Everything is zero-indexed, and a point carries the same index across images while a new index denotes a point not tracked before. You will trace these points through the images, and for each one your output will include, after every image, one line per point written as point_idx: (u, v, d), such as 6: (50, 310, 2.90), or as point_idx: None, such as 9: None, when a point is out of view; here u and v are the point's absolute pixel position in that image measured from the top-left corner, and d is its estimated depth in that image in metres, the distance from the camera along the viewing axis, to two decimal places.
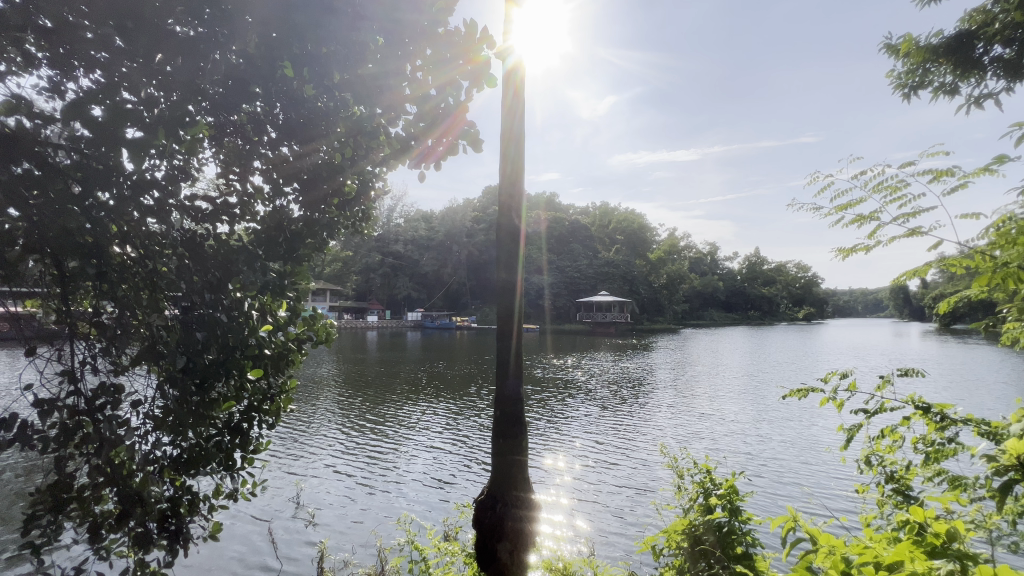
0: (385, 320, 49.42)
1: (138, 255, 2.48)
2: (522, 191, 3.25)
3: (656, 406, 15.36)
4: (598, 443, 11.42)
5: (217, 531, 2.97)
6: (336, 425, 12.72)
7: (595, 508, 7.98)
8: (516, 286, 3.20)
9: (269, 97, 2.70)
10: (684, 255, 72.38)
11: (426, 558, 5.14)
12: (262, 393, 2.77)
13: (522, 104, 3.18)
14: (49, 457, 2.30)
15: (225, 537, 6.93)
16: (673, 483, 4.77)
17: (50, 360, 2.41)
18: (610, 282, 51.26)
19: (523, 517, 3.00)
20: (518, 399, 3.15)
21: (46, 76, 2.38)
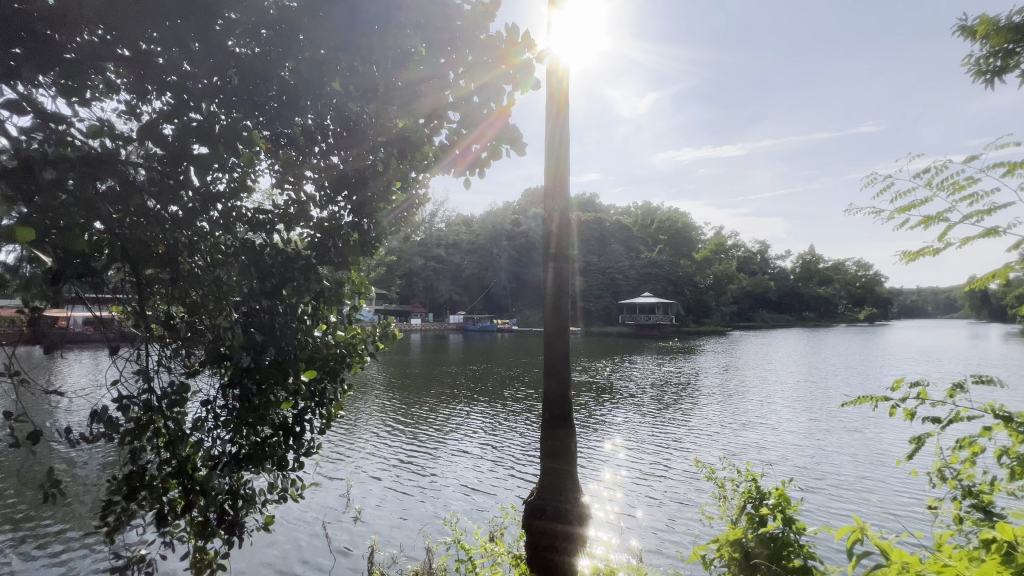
0: (428, 324, 50.46)
1: (206, 263, 2.67)
2: (565, 191, 3.20)
3: (702, 412, 14.82)
4: (642, 451, 11.15)
5: (270, 524, 3.10)
6: (381, 426, 13.18)
7: (639, 518, 7.79)
8: (562, 287, 3.17)
9: (319, 111, 2.78)
10: (732, 255, 69.53)
11: (473, 558, 5.17)
12: (317, 397, 2.88)
13: (563, 104, 3.15)
14: (126, 448, 2.50)
15: (280, 534, 7.27)
16: (723, 491, 4.58)
17: (131, 360, 2.63)
18: (653, 283, 50.03)
19: (575, 521, 2.96)
20: (564, 401, 3.12)
21: (124, 100, 2.60)
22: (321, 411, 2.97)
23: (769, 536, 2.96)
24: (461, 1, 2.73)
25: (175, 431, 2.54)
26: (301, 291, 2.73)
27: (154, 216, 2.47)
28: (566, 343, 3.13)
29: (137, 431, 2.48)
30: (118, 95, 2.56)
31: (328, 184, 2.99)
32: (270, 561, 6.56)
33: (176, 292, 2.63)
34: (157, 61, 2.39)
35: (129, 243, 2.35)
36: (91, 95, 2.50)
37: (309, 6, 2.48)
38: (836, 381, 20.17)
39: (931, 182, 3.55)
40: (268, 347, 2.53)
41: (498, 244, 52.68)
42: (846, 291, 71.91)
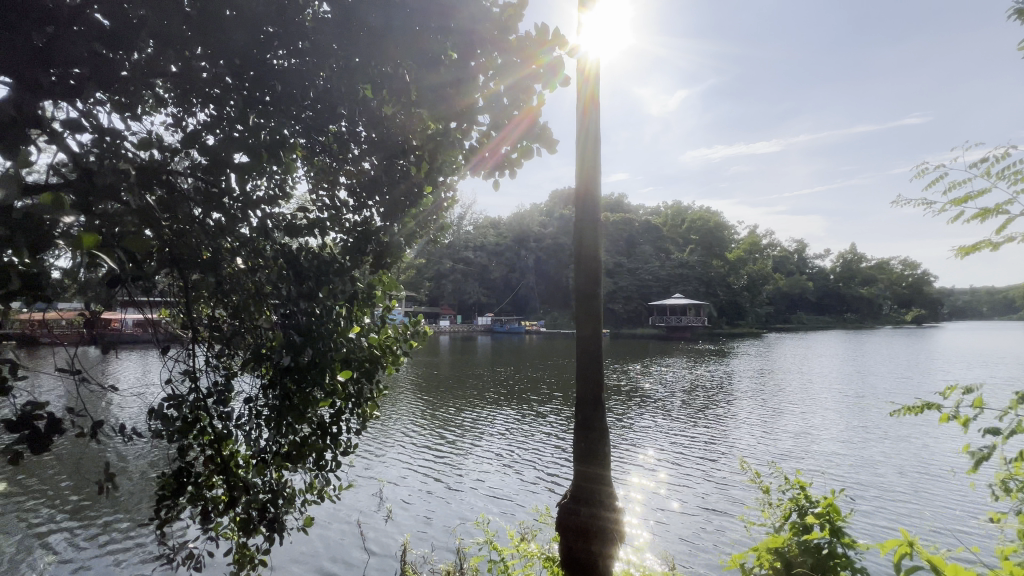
0: (457, 326, 50.95)
1: (247, 268, 2.77)
2: (596, 190, 3.14)
3: (736, 418, 14.39)
4: (674, 456, 10.93)
5: (308, 523, 3.18)
6: (411, 427, 13.42)
7: (672, 526, 7.63)
8: (596, 289, 3.09)
9: (353, 117, 2.86)
10: (768, 254, 67.25)
11: (506, 559, 5.17)
12: (353, 398, 2.95)
13: (593, 102, 3.12)
14: (174, 445, 2.62)
15: (315, 532, 7.48)
16: (762, 500, 4.44)
17: (180, 361, 2.76)
18: (684, 284, 48.97)
19: (608, 522, 2.95)
20: (596, 403, 3.09)
21: (172, 112, 2.74)
22: (357, 411, 3.04)
23: (814, 545, 2.87)
24: (490, 4, 2.74)
25: (219, 429, 2.64)
26: (337, 293, 2.81)
27: (199, 222, 2.58)
28: (599, 346, 3.07)
29: (185, 429, 2.59)
30: (166, 107, 2.71)
31: (360, 188, 3.06)
32: (307, 558, 6.78)
33: (220, 296, 2.75)
34: (201, 75, 2.49)
35: (177, 250, 2.45)
36: (142, 110, 2.63)
37: (341, 17, 2.54)
38: (881, 386, 19.20)
39: (988, 176, 3.34)
40: (306, 347, 2.59)
41: (526, 245, 52.72)
42: (891, 291, 68.47)
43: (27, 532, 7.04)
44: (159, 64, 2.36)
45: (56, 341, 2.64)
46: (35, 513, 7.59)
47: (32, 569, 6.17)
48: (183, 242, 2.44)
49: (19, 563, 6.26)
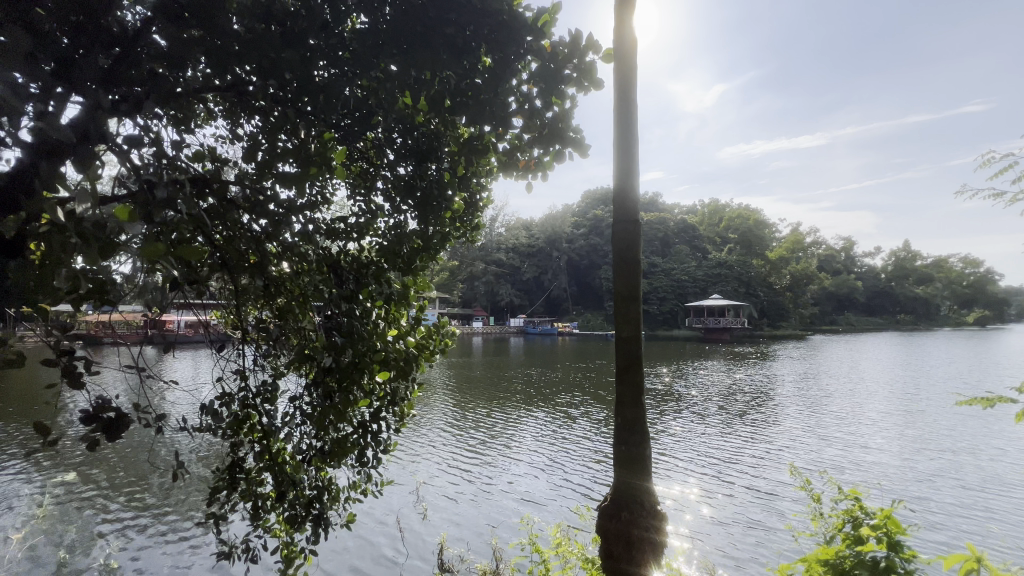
0: (490, 327, 51.42)
1: (292, 271, 2.90)
2: (636, 188, 3.06)
3: (779, 424, 13.88)
4: (713, 463, 10.64)
5: (351, 521, 3.26)
6: (446, 427, 13.65)
7: (714, 535, 7.43)
8: (638, 289, 2.98)
9: (389, 124, 2.91)
10: (812, 253, 64.59)
11: (546, 560, 5.15)
12: (391, 397, 3.02)
13: (631, 98, 3.05)
14: (227, 441, 2.76)
15: (357, 529, 7.71)
16: (814, 508, 4.27)
17: (232, 360, 2.92)
18: (721, 285, 47.73)
19: (651, 526, 2.88)
20: (638, 406, 3.00)
21: (223, 123, 2.90)
22: (396, 410, 3.11)
23: (869, 558, 2.72)
24: (525, 10, 2.72)
25: (268, 426, 2.78)
26: (375, 294, 2.89)
27: (245, 228, 2.70)
28: (639, 346, 2.99)
29: (236, 424, 2.74)
30: (218, 119, 2.87)
31: (395, 193, 3.10)
32: (348, 553, 6.99)
33: (267, 298, 2.89)
34: (247, 88, 2.58)
35: (226, 253, 2.61)
36: (195, 123, 2.81)
37: (380, 28, 2.54)
38: (941, 391, 18.00)
39: None
40: (347, 348, 2.66)
41: (558, 247, 52.67)
42: (949, 290, 64.37)
43: (96, 520, 7.57)
44: (210, 82, 2.41)
45: (122, 342, 2.84)
46: (103, 501, 8.20)
47: (100, 554, 6.67)
48: (231, 246, 2.56)
49: (89, 548, 6.78)
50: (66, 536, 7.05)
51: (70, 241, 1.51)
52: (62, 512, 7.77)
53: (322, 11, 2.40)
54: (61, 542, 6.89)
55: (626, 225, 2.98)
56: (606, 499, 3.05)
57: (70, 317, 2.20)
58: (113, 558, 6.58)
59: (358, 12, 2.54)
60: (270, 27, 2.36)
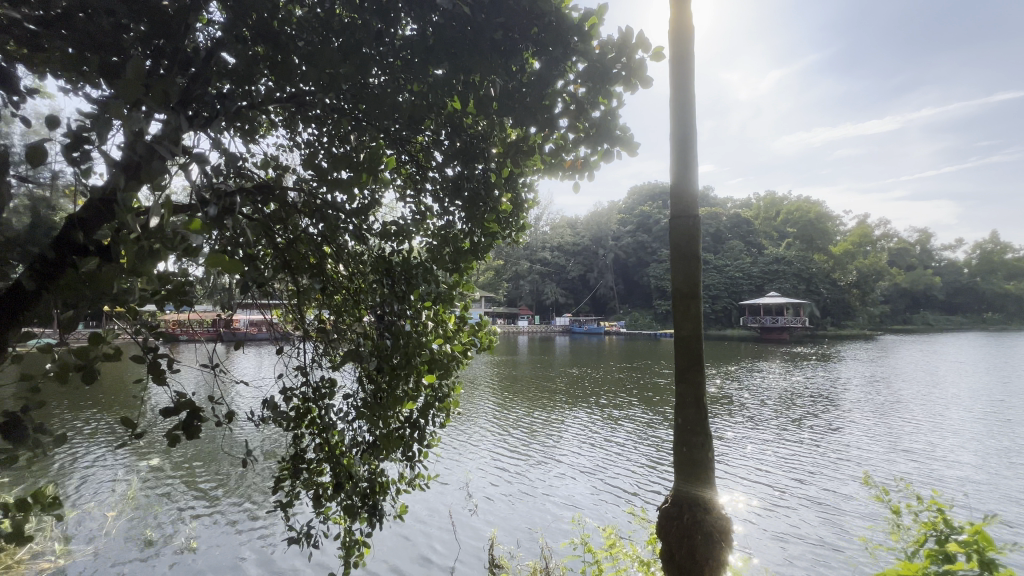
0: (536, 326, 51.48)
1: (347, 273, 3.02)
2: (693, 182, 2.94)
3: (846, 430, 13.01)
4: (773, 471, 10.13)
5: (403, 512, 3.32)
6: (493, 425, 13.80)
7: (777, 547, 7.08)
8: (696, 286, 2.85)
9: (438, 128, 2.95)
10: (882, 247, 60.12)
11: (599, 560, 5.07)
12: (436, 395, 3.05)
13: (689, 89, 2.94)
14: (289, 433, 2.91)
15: (411, 522, 7.93)
16: (892, 521, 3.96)
17: (293, 357, 3.06)
18: (779, 282, 45.37)
19: (715, 531, 2.76)
20: (699, 406, 2.87)
21: (284, 132, 3.05)
22: (442, 408, 3.15)
23: None
24: (572, 11, 2.60)
25: (325, 421, 2.90)
26: (425, 295, 2.89)
27: (303, 231, 2.82)
28: (700, 346, 2.86)
29: (296, 418, 2.88)
30: (280, 129, 3.02)
31: (444, 194, 3.15)
32: (403, 547, 7.21)
33: (326, 297, 3.03)
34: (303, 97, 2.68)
35: (288, 255, 2.75)
36: (260, 132, 2.97)
37: (426, 31, 2.51)
38: None
39: None
40: (396, 351, 2.69)
41: (605, 245, 51.96)
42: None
43: (176, 503, 8.22)
44: (272, 94, 2.51)
45: (197, 339, 3.05)
46: (183, 486, 8.89)
47: (182, 533, 7.25)
48: (292, 249, 2.71)
49: (172, 528, 7.38)
50: (152, 516, 7.72)
51: (139, 250, 1.54)
52: (149, 494, 8.51)
53: (375, 22, 2.44)
54: (148, 522, 7.53)
55: (684, 220, 2.87)
56: (667, 501, 2.96)
57: (154, 316, 2.36)
58: (193, 538, 7.14)
59: (408, 20, 2.52)
60: (331, 41, 2.43)
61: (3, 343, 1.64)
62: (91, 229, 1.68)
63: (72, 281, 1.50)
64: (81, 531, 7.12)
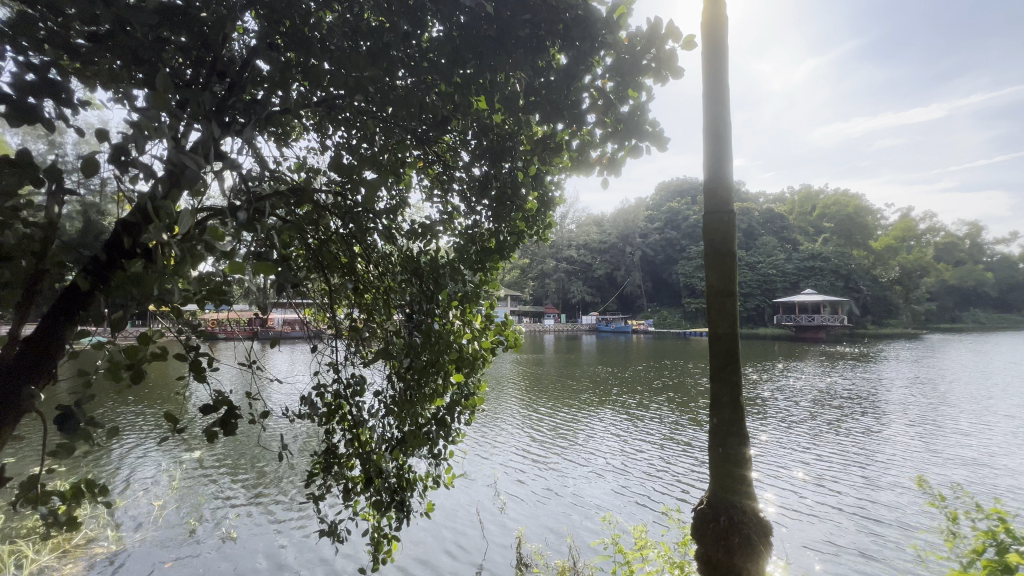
0: (562, 324, 51.22)
1: (377, 272, 3.07)
2: (726, 175, 2.86)
3: (889, 434, 12.45)
4: (809, 476, 9.79)
5: (430, 509, 3.35)
6: (519, 424, 13.84)
7: (815, 555, 6.84)
8: (729, 282, 2.77)
9: (464, 127, 2.95)
10: (927, 242, 57.23)
11: (630, 561, 5.00)
12: (463, 393, 3.07)
13: (723, 80, 2.86)
14: (321, 428, 2.98)
15: (440, 519, 8.02)
16: (945, 529, 3.76)
17: (326, 355, 3.15)
18: (815, 279, 43.74)
19: (753, 533, 2.69)
20: (735, 407, 2.80)
21: (316, 136, 3.12)
22: (468, 405, 3.16)
23: None
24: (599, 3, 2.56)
25: (356, 417, 2.96)
26: (452, 294, 2.91)
27: (334, 232, 2.88)
28: (735, 344, 2.78)
29: (329, 414, 2.96)
30: (311, 133, 3.09)
31: (471, 193, 3.16)
32: (432, 543, 7.31)
33: (356, 296, 3.08)
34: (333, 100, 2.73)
35: (321, 255, 2.82)
36: (293, 137, 3.05)
37: (452, 30, 2.51)
38: None
39: None
40: (424, 348, 2.72)
41: (632, 242, 51.23)
42: None
43: (216, 495, 8.56)
44: (304, 99, 2.55)
45: (235, 338, 3.16)
46: (223, 479, 9.27)
47: (223, 523, 7.55)
48: (324, 250, 2.77)
49: (213, 519, 7.69)
50: (195, 507, 8.06)
51: (179, 253, 1.59)
52: (191, 486, 8.90)
53: (402, 23, 2.46)
54: (191, 512, 7.87)
55: (717, 215, 2.79)
56: (702, 502, 2.90)
57: (194, 315, 2.46)
58: (233, 528, 7.43)
59: (434, 21, 2.53)
60: (361, 44, 2.46)
61: (61, 339, 1.74)
62: (137, 233, 1.75)
63: (121, 282, 1.57)
64: (130, 519, 7.51)
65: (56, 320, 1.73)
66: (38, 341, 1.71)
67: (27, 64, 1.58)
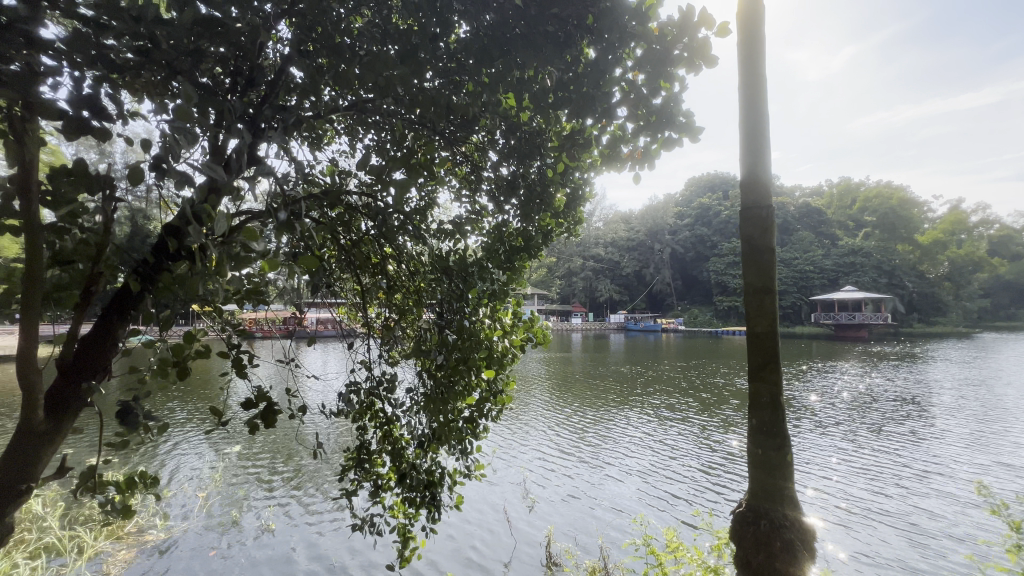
0: (589, 323, 50.87)
1: (407, 270, 3.11)
2: (763, 167, 2.76)
3: (937, 440, 11.82)
4: (851, 482, 9.40)
5: (460, 504, 3.36)
6: (547, 423, 13.81)
7: (858, 566, 6.55)
8: (768, 277, 2.68)
9: (493, 126, 2.95)
10: (978, 235, 54.00)
11: (663, 563, 4.86)
12: (493, 391, 3.08)
13: (760, 70, 2.78)
14: (354, 424, 3.03)
15: (469, 517, 8.10)
16: (1005, 539, 3.54)
17: (359, 353, 3.21)
18: (856, 275, 41.93)
19: (796, 538, 2.59)
20: (776, 407, 2.70)
21: (348, 140, 3.18)
22: (497, 403, 3.16)
23: None
24: None
25: (388, 413, 3.00)
26: (482, 293, 2.92)
27: (366, 232, 2.92)
28: (775, 341, 2.69)
29: (362, 411, 3.01)
30: (343, 137, 3.15)
31: (499, 193, 3.16)
32: (461, 541, 7.38)
33: (388, 294, 3.14)
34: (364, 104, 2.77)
35: (354, 255, 2.88)
36: (326, 141, 3.12)
37: (478, 30, 2.49)
38: None
39: None
40: (455, 345, 2.73)
41: (660, 239, 50.24)
42: None
43: (255, 488, 8.87)
44: (335, 104, 2.59)
45: (271, 337, 3.24)
46: (262, 473, 9.62)
47: (261, 515, 7.84)
48: (357, 249, 2.82)
49: (253, 511, 7.98)
50: (237, 499, 8.41)
51: (221, 253, 1.64)
52: (232, 479, 9.27)
53: (430, 24, 2.45)
54: (232, 504, 8.20)
55: (754, 209, 2.71)
56: (741, 505, 2.82)
57: (234, 314, 2.54)
58: (271, 520, 7.71)
59: (462, 21, 2.54)
60: (390, 47, 2.48)
61: (114, 338, 1.82)
62: (182, 236, 1.81)
63: (169, 283, 1.63)
64: (178, 508, 7.91)
65: (109, 320, 1.81)
66: (92, 340, 1.80)
67: (79, 77, 1.66)
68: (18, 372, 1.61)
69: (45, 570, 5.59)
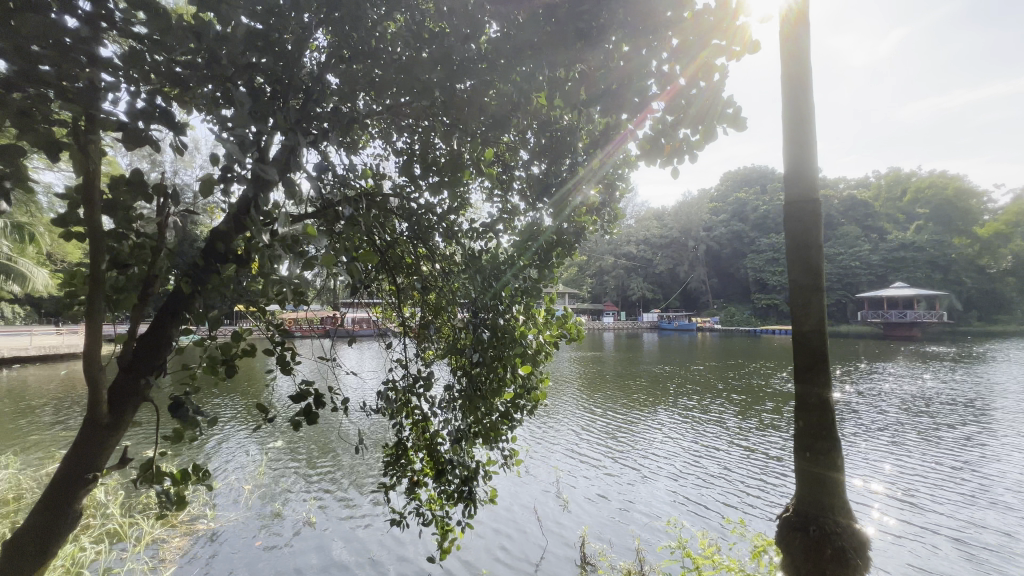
0: (621, 323, 50.13)
1: (440, 269, 3.13)
2: (809, 156, 2.65)
3: (998, 446, 11.06)
4: (901, 491, 8.92)
5: (494, 498, 3.38)
6: (579, 423, 13.73)
7: None
8: (815, 273, 2.56)
9: (524, 125, 2.94)
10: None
11: (699, 567, 4.75)
12: (527, 388, 3.07)
13: (804, 57, 2.65)
14: (391, 421, 3.08)
15: (502, 516, 8.15)
16: None
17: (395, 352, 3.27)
18: (906, 271, 39.73)
19: (849, 547, 2.46)
20: (824, 407, 2.59)
21: (383, 143, 3.24)
22: (531, 400, 3.16)
23: None
24: None
25: (423, 410, 3.04)
26: (515, 290, 2.92)
27: (400, 232, 2.96)
28: (822, 339, 2.57)
29: (398, 407, 3.05)
30: (377, 140, 3.20)
31: (531, 191, 3.14)
32: (494, 539, 7.45)
33: (423, 293, 3.17)
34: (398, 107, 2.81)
35: (389, 255, 2.92)
36: (361, 144, 3.18)
37: (507, 29, 2.48)
38: None
39: None
40: (489, 343, 2.74)
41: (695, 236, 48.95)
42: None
43: (296, 482, 9.21)
44: (371, 108, 2.64)
45: (310, 336, 3.34)
46: (302, 467, 9.98)
47: (302, 508, 8.13)
48: (392, 249, 2.87)
49: (295, 504, 8.29)
50: (280, 492, 8.75)
51: (267, 254, 1.70)
52: (274, 472, 9.64)
53: (462, 26, 2.46)
54: (275, 497, 8.54)
55: (800, 202, 2.60)
56: (787, 510, 2.72)
57: (276, 314, 2.62)
58: (312, 513, 7.99)
59: (493, 22, 2.54)
60: (422, 49, 2.50)
61: (168, 336, 1.91)
62: (229, 239, 1.88)
63: (218, 283, 1.70)
64: (225, 499, 8.31)
65: (164, 319, 1.90)
66: (148, 338, 1.89)
67: (132, 90, 1.74)
68: (85, 369, 1.72)
69: (107, 555, 5.97)
